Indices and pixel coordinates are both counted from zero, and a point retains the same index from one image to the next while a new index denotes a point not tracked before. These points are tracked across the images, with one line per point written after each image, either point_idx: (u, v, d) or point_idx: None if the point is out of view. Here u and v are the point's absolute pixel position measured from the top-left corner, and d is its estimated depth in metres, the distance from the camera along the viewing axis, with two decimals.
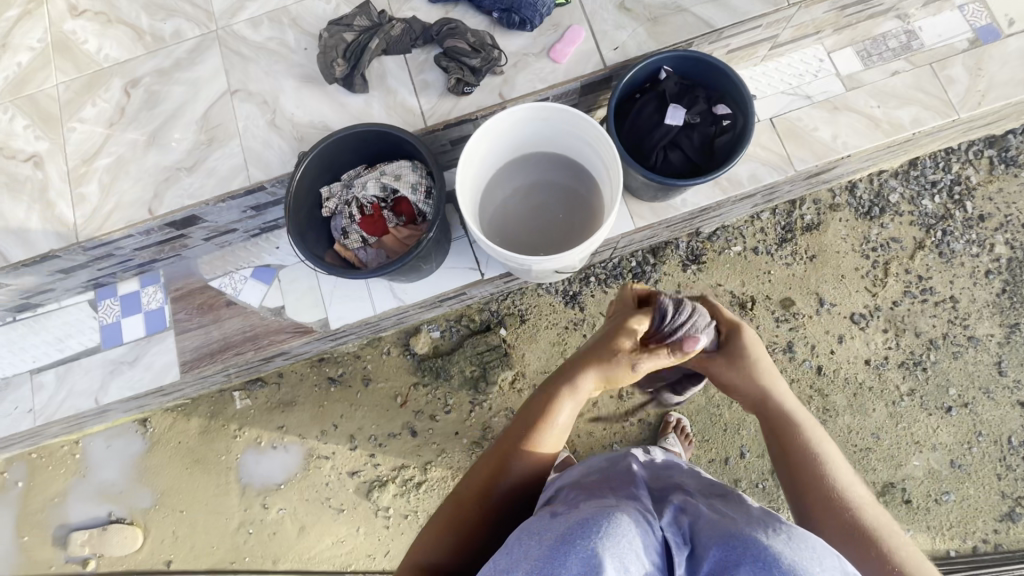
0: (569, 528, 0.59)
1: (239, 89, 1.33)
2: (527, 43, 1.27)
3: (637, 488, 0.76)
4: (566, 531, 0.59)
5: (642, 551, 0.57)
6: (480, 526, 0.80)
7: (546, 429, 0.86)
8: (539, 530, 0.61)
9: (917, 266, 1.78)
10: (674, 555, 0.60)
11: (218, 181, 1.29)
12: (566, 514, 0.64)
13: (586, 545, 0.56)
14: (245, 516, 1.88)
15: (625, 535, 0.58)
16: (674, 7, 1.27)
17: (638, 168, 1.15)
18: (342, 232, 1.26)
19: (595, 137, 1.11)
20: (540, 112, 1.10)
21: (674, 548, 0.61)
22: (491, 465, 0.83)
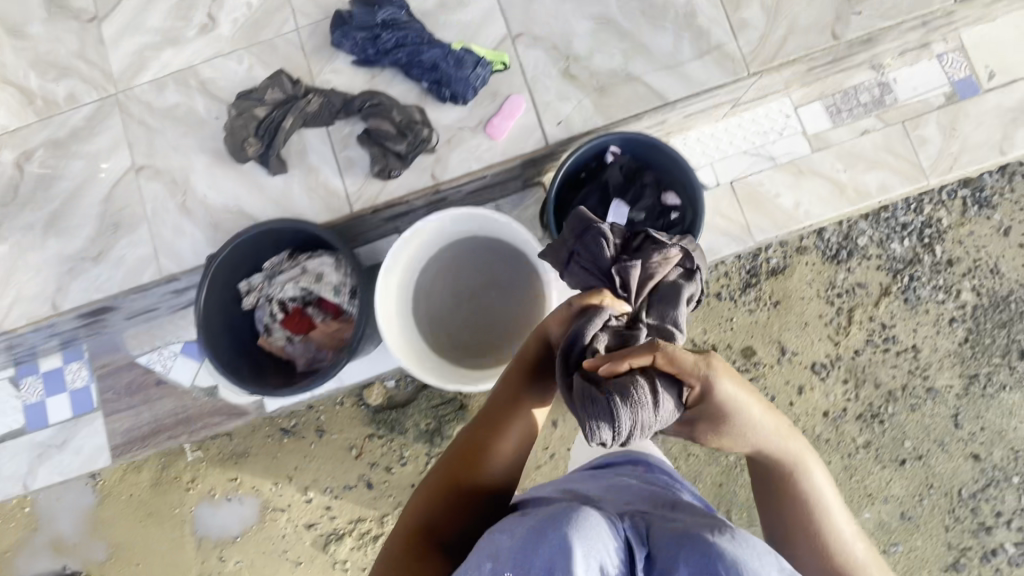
0: (535, 523, 0.61)
1: (144, 165, 1.19)
2: (461, 116, 1.14)
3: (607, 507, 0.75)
4: (532, 526, 0.60)
5: (605, 543, 0.56)
6: (467, 492, 0.84)
7: (506, 423, 0.88)
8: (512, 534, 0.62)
9: (881, 313, 1.74)
10: (634, 553, 0.58)
11: (126, 273, 1.17)
12: (533, 516, 0.65)
13: (548, 534, 0.57)
14: (202, 568, 1.86)
15: (589, 526, 0.58)
16: (624, 75, 1.14)
17: None
18: (264, 328, 1.16)
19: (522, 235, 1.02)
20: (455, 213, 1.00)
21: (634, 545, 0.59)
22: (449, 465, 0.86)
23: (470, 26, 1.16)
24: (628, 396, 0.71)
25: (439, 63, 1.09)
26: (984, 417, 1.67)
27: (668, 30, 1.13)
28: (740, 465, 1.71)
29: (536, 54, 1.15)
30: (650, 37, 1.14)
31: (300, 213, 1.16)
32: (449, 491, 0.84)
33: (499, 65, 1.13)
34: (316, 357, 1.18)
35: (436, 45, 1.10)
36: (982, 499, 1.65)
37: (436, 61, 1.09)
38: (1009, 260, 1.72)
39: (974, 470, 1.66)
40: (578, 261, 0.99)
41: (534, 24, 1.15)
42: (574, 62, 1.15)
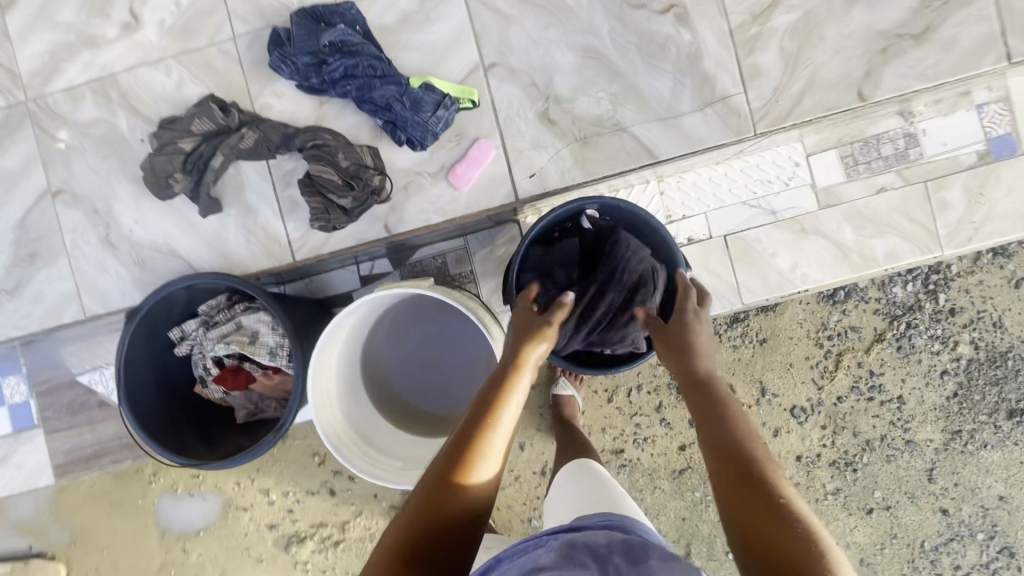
0: None
1: (62, 190, 1.05)
2: (419, 159, 1.00)
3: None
4: None
5: None
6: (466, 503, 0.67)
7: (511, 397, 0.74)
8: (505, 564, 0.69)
9: (871, 360, 1.65)
10: None
11: (46, 311, 1.07)
12: None
13: None
14: (166, 558, 1.88)
15: None
16: (611, 124, 0.98)
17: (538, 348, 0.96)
18: (200, 379, 1.08)
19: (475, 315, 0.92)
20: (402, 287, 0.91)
21: None
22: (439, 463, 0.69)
23: (436, 51, 0.99)
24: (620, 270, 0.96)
25: (392, 103, 0.93)
26: (959, 473, 1.63)
27: (666, 74, 0.97)
28: (706, 501, 1.57)
29: (511, 90, 0.99)
30: (645, 81, 0.97)
31: (236, 257, 1.04)
32: (447, 495, 0.66)
33: (465, 102, 0.97)
34: (258, 410, 1.10)
35: (392, 78, 0.94)
36: (943, 552, 1.64)
37: (389, 100, 0.93)
38: (1015, 315, 1.61)
39: (940, 523, 1.63)
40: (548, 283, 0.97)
41: (511, 54, 0.99)
42: (553, 104, 0.99)
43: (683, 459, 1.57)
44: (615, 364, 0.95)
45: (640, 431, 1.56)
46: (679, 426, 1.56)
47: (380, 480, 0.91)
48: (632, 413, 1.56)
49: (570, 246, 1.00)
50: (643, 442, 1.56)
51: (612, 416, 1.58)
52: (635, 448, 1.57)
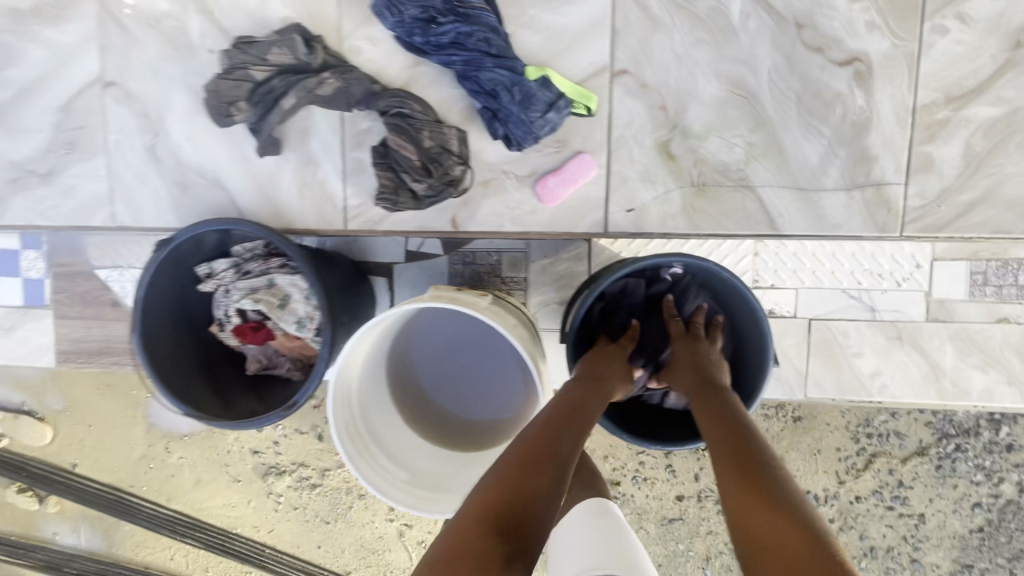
0: None
1: (115, 83, 0.95)
2: (510, 157, 0.87)
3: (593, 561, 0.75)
4: None
5: None
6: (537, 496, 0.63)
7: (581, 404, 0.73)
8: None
9: (904, 471, 1.47)
10: None
11: (76, 207, 0.99)
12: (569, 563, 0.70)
13: None
14: (148, 450, 1.90)
15: None
16: (738, 179, 0.84)
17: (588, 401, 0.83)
18: (219, 320, 1.00)
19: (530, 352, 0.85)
20: (454, 296, 0.83)
21: None
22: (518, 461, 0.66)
23: (563, 39, 0.84)
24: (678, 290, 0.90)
25: (499, 91, 0.79)
26: None
27: (821, 138, 0.82)
28: (687, 556, 1.38)
29: (634, 106, 0.85)
30: (794, 140, 0.82)
31: (284, 207, 0.94)
32: (531, 498, 0.62)
33: (580, 108, 0.83)
34: (269, 365, 1.04)
35: (507, 61, 0.80)
36: None
37: (498, 86, 0.79)
38: None
39: None
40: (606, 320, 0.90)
41: (648, 66, 0.84)
42: (679, 136, 0.84)
43: (677, 509, 1.37)
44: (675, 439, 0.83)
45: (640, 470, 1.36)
46: (685, 476, 1.36)
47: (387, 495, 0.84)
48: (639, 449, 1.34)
49: (637, 289, 0.90)
50: (640, 481, 1.36)
51: (619, 448, 1.36)
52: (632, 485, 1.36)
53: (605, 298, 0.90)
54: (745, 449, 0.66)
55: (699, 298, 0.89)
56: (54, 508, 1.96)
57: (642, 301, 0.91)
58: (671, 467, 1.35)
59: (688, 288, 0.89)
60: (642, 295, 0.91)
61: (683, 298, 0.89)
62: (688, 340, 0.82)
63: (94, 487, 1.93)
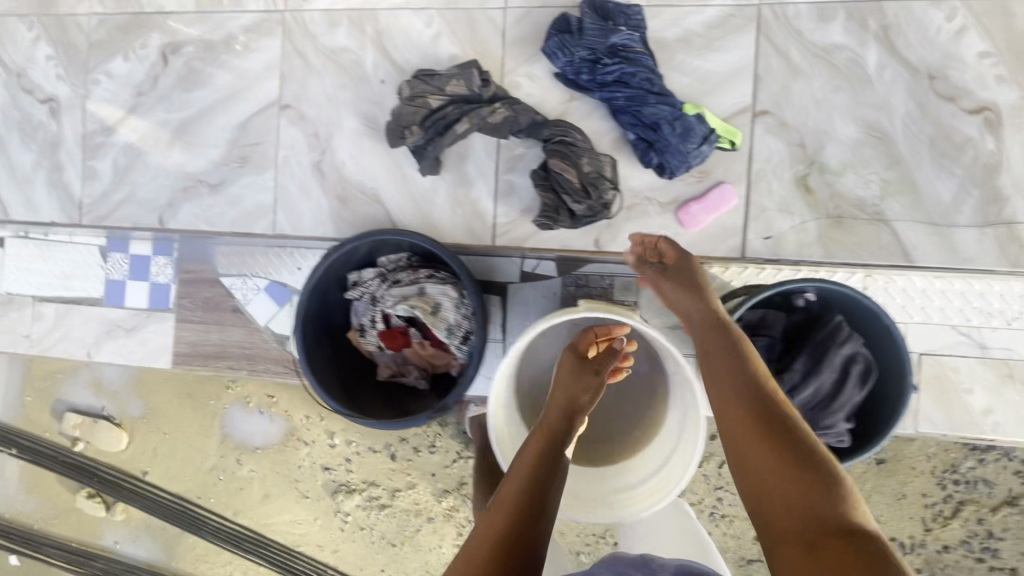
0: None
1: (291, 106, 1.05)
2: (655, 185, 0.95)
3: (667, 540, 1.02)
4: None
5: None
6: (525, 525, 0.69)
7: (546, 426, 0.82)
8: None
9: (995, 522, 1.31)
10: None
11: (241, 215, 1.08)
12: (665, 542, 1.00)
13: None
14: (219, 461, 1.92)
15: None
16: (873, 213, 0.90)
17: None
18: (360, 326, 1.07)
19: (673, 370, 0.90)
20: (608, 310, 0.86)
21: None
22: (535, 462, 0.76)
23: (709, 82, 0.93)
24: (820, 323, 0.89)
25: (661, 123, 0.88)
26: None
27: (953, 177, 0.88)
28: None
29: (774, 144, 0.92)
30: (928, 178, 0.89)
31: (435, 223, 1.02)
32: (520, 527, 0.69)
33: (725, 142, 0.91)
34: (398, 372, 1.09)
35: (668, 99, 0.89)
36: None
37: (659, 119, 0.88)
38: None
39: None
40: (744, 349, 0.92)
41: (788, 108, 0.92)
42: (816, 171, 0.91)
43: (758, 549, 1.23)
44: None
45: (718, 507, 1.21)
46: None
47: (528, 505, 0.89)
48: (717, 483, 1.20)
49: (776, 321, 0.92)
50: (718, 519, 1.21)
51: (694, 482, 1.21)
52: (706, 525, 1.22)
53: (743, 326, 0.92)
54: (746, 406, 0.67)
55: (844, 334, 0.87)
56: (120, 516, 1.97)
57: (781, 331, 0.92)
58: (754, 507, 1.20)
59: (833, 322, 0.88)
60: (781, 327, 0.92)
61: (831, 336, 0.88)
62: (682, 275, 0.84)
63: (162, 496, 1.93)
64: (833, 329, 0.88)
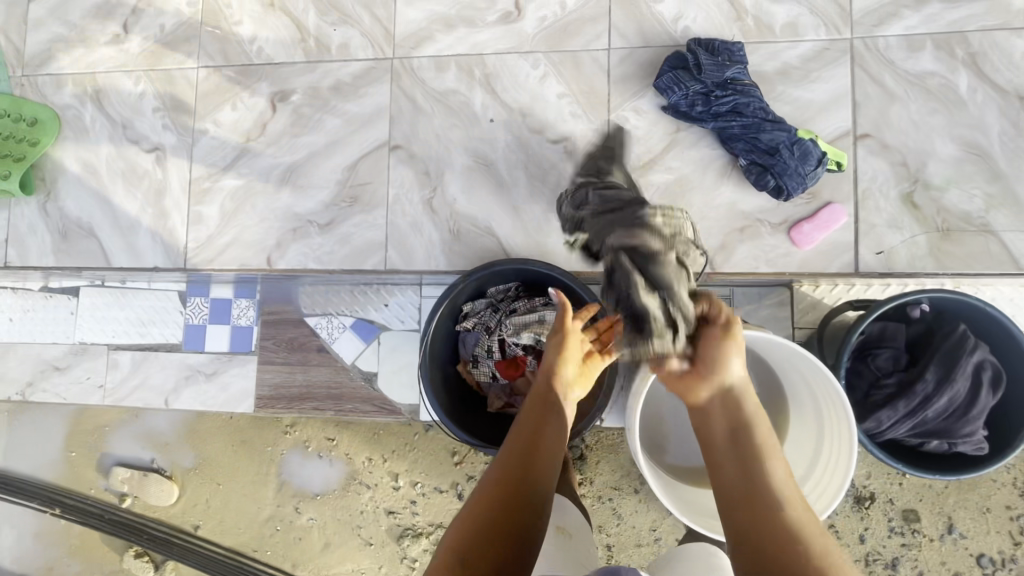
0: None
1: (401, 146, 1.09)
2: (765, 207, 0.99)
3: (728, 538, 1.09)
4: None
5: None
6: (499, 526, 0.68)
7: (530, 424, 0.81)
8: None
9: None
10: None
11: (350, 252, 1.09)
12: None
13: None
14: (276, 511, 1.84)
15: None
16: (979, 224, 0.95)
17: (865, 441, 0.88)
18: (472, 357, 1.07)
19: (812, 406, 0.90)
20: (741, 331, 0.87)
21: None
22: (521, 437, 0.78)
23: (811, 110, 0.99)
24: (946, 333, 0.91)
25: (780, 148, 0.93)
26: None
27: None
28: None
29: (878, 164, 0.97)
30: None
31: (549, 252, 1.05)
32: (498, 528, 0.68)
33: (834, 164, 0.96)
34: (509, 404, 1.08)
35: (782, 125, 0.94)
36: None
37: (777, 144, 0.93)
38: None
39: None
40: (867, 361, 0.95)
41: (887, 130, 0.97)
42: (922, 188, 0.96)
43: None
44: (951, 472, 0.87)
45: None
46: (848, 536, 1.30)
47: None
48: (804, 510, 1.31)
49: (898, 331, 0.94)
50: None
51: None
52: None
53: (863, 339, 0.95)
54: (750, 505, 0.63)
55: (970, 341, 0.89)
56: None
57: (903, 342, 0.94)
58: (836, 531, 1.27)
59: (958, 330, 0.90)
60: (904, 337, 0.94)
61: (960, 346, 0.89)
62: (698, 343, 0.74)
63: (215, 552, 1.86)
64: (961, 339, 0.89)
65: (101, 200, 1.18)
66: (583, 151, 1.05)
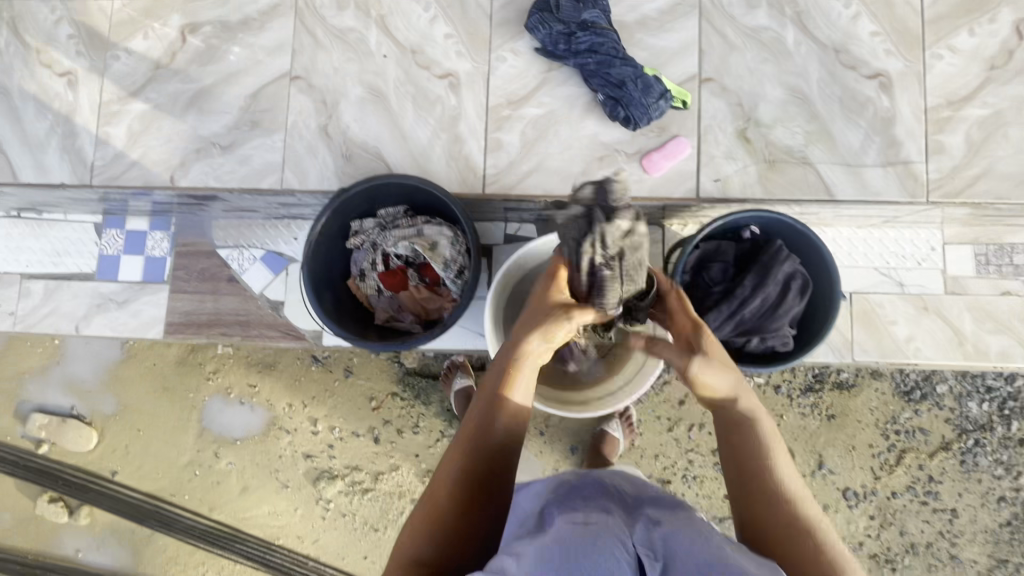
0: None
1: (301, 77, 1.18)
2: (621, 138, 1.12)
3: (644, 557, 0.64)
4: None
5: None
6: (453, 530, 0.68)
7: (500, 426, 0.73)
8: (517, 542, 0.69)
9: (932, 466, 1.59)
10: None
11: (250, 172, 1.18)
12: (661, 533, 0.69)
13: None
14: (195, 456, 1.84)
15: None
16: (799, 157, 1.09)
17: None
18: (360, 271, 1.17)
19: None
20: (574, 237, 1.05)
21: None
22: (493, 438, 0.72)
23: (664, 55, 1.13)
24: (767, 249, 1.04)
25: (626, 81, 1.06)
26: None
27: (859, 128, 1.09)
28: None
29: (718, 104, 1.11)
30: (840, 129, 1.09)
31: (433, 176, 1.15)
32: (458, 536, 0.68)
33: (679, 101, 1.09)
34: (394, 317, 1.18)
35: (630, 62, 1.07)
36: None
37: (624, 78, 1.06)
38: None
39: None
40: (702, 275, 1.07)
41: (727, 75, 1.11)
42: (753, 125, 1.10)
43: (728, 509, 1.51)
44: (762, 365, 1.01)
45: (691, 469, 1.51)
46: None
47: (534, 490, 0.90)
48: (688, 449, 1.51)
49: (729, 248, 1.07)
50: (692, 480, 1.51)
51: (668, 447, 1.51)
52: (683, 484, 1.51)
53: (700, 256, 1.08)
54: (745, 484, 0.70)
55: (785, 255, 1.03)
56: (84, 521, 1.87)
57: (733, 259, 1.07)
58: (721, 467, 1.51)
59: (775, 245, 1.04)
60: (734, 255, 1.07)
61: (775, 258, 1.03)
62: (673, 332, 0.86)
63: (132, 497, 1.85)
64: (778, 253, 1.03)
65: (13, 120, 1.23)
66: (465, 86, 1.15)
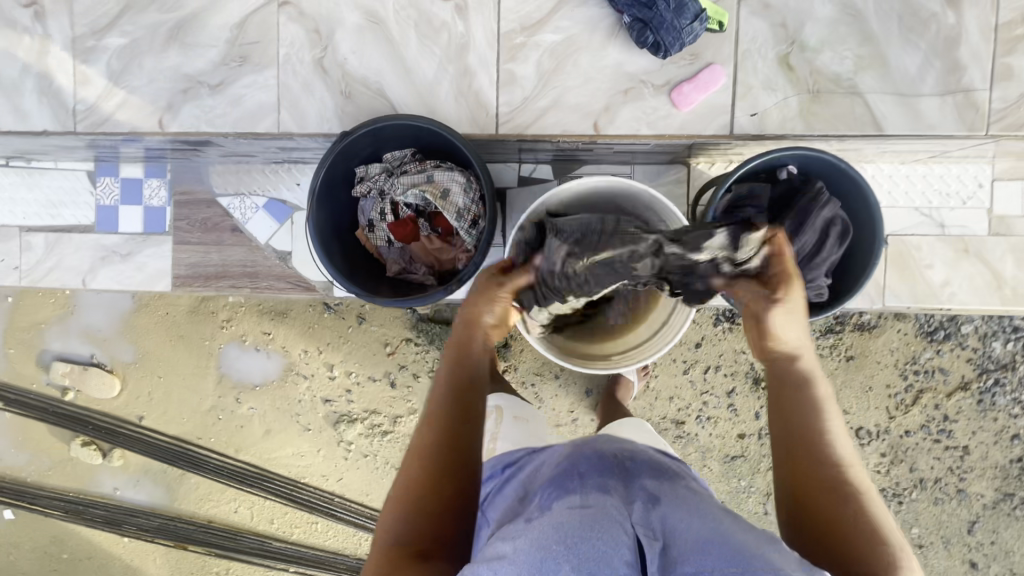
0: None
1: (289, 2, 1.06)
2: (648, 68, 1.01)
3: (635, 524, 0.59)
4: None
5: None
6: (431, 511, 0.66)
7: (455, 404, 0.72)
8: (507, 530, 0.65)
9: (949, 405, 1.57)
10: None
11: (243, 115, 1.09)
12: (661, 505, 0.62)
13: None
14: (217, 401, 1.87)
15: None
16: (847, 86, 0.98)
17: None
18: (369, 222, 1.11)
19: None
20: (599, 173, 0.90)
21: None
22: (457, 410, 0.72)
23: None
24: (804, 191, 0.96)
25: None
26: (999, 533, 1.61)
27: (919, 51, 0.97)
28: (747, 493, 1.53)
29: (758, 25, 0.99)
30: (896, 52, 0.97)
31: (441, 116, 1.06)
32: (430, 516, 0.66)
33: (715, 23, 0.97)
34: (407, 269, 1.13)
35: None
36: None
37: None
38: None
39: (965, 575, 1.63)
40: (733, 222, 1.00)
41: None
42: (798, 50, 0.98)
43: (738, 447, 1.52)
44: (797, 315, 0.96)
45: (705, 411, 1.51)
46: (745, 416, 1.52)
47: (531, 466, 0.81)
48: (703, 390, 1.50)
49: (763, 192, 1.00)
50: (705, 420, 1.51)
51: (683, 389, 1.50)
52: (698, 425, 1.51)
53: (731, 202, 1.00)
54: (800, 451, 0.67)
55: (825, 197, 0.95)
56: (118, 462, 1.95)
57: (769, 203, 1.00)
58: (733, 407, 1.49)
59: (815, 186, 0.96)
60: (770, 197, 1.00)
61: (814, 203, 0.95)
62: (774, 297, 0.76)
63: (162, 441, 1.91)
64: (818, 195, 0.95)
65: None
66: (473, 9, 1.03)
